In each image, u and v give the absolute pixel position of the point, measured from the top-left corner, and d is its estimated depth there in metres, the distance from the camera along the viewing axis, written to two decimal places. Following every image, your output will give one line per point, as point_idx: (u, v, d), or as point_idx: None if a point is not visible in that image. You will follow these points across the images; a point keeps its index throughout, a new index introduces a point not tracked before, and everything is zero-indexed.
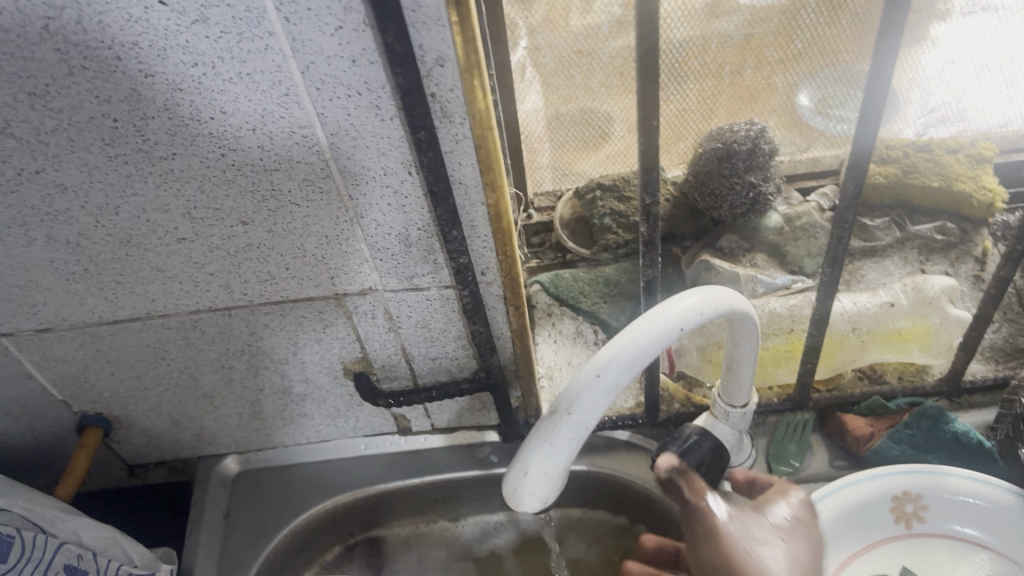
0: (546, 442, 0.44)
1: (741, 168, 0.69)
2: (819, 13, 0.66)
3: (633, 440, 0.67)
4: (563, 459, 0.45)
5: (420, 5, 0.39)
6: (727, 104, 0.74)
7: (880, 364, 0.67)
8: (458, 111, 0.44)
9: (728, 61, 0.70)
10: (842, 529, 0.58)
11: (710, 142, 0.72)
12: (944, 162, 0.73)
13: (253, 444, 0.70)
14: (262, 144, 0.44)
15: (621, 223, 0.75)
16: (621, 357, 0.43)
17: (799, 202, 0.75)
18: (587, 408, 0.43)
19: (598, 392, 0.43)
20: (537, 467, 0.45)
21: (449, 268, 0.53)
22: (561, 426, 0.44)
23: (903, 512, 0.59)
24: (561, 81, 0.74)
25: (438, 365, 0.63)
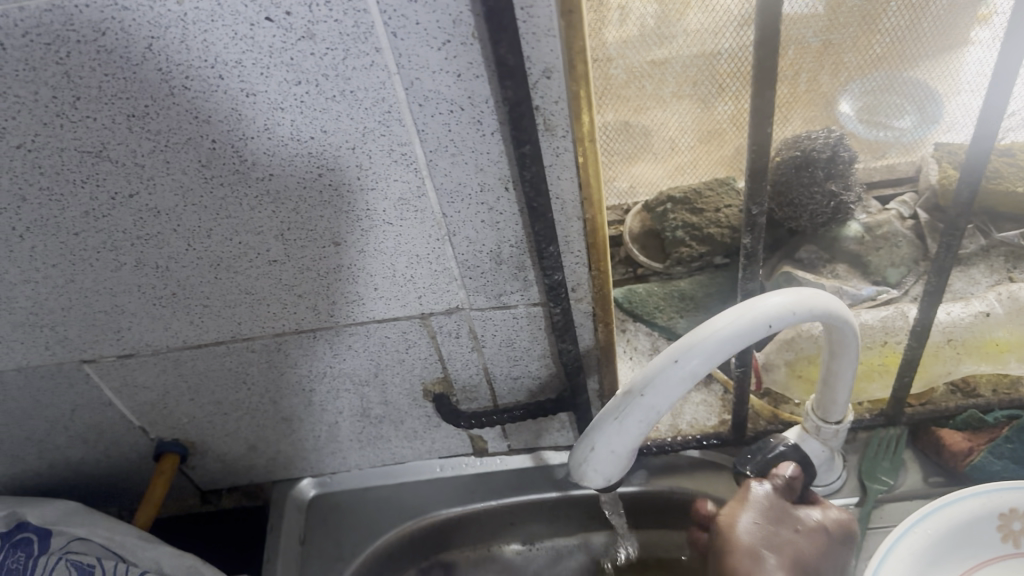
0: (615, 422, 0.44)
1: (821, 176, 0.68)
2: (901, 16, 0.63)
3: (710, 459, 0.65)
4: (632, 439, 0.44)
5: (532, 15, 0.37)
6: (803, 112, 0.71)
7: (974, 376, 0.65)
8: (561, 124, 0.42)
9: (805, 68, 0.66)
10: (947, 550, 0.56)
11: (787, 150, 0.70)
12: None
13: (327, 467, 0.69)
14: (360, 163, 0.44)
15: (695, 236, 0.73)
16: (705, 344, 0.41)
17: (878, 210, 0.73)
18: (662, 391, 0.42)
19: (673, 379, 0.42)
20: (603, 443, 0.45)
21: (539, 285, 0.52)
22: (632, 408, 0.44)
23: (1009, 530, 0.57)
24: (631, 93, 0.70)
25: (520, 385, 0.61)
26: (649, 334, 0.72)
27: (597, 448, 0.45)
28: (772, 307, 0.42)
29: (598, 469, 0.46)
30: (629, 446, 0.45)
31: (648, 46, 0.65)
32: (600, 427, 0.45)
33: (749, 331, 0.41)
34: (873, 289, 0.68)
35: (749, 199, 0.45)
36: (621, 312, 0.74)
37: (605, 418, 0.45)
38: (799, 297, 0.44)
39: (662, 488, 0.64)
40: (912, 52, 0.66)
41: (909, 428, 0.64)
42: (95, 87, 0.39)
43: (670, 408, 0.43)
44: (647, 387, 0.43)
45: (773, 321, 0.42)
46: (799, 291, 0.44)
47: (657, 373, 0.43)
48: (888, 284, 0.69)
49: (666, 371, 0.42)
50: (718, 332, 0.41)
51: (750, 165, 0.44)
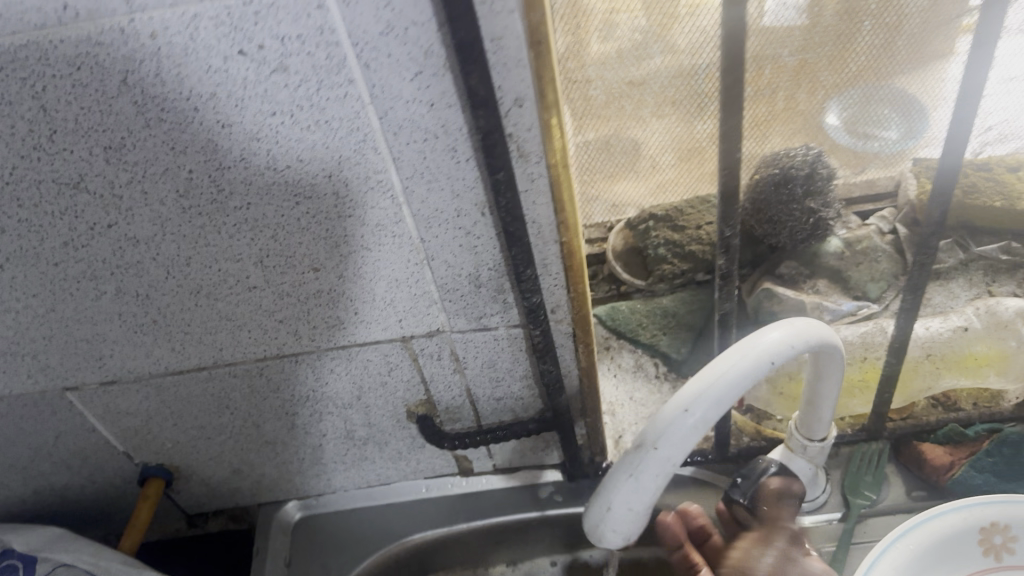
0: (631, 477, 0.42)
1: (799, 194, 0.69)
2: (875, 36, 0.62)
3: (700, 476, 0.65)
4: (649, 495, 0.43)
5: (501, 46, 0.38)
6: (782, 130, 0.68)
7: (954, 391, 0.65)
8: (534, 150, 0.43)
9: (782, 86, 0.65)
10: (929, 565, 0.56)
11: (765, 167, 0.70)
12: (1005, 180, 0.70)
13: (312, 490, 0.69)
14: (337, 191, 0.44)
15: (677, 254, 0.74)
16: (710, 392, 0.40)
17: (858, 225, 0.74)
18: (674, 445, 0.41)
19: (684, 429, 0.40)
20: (622, 499, 0.43)
21: (519, 307, 0.52)
22: (647, 462, 0.42)
23: (992, 541, 0.57)
24: (610, 113, 0.70)
25: (503, 405, 0.61)
26: (633, 351, 0.73)
27: (612, 510, 0.43)
28: (772, 344, 0.41)
29: (617, 529, 0.44)
30: (646, 502, 0.43)
31: (626, 68, 0.66)
32: (612, 486, 0.43)
33: (753, 376, 0.40)
34: (853, 302, 0.69)
35: (722, 222, 0.46)
36: (604, 328, 0.74)
37: (617, 475, 0.43)
38: (796, 330, 0.42)
39: (645, 506, 0.64)
40: (889, 69, 0.65)
41: (891, 442, 0.65)
42: (72, 120, 0.39)
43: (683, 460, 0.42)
44: (658, 441, 0.41)
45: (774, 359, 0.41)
46: (794, 324, 0.43)
47: (666, 425, 0.41)
48: (869, 300, 0.70)
49: (677, 424, 0.40)
50: (721, 376, 0.40)
51: (723, 188, 0.44)
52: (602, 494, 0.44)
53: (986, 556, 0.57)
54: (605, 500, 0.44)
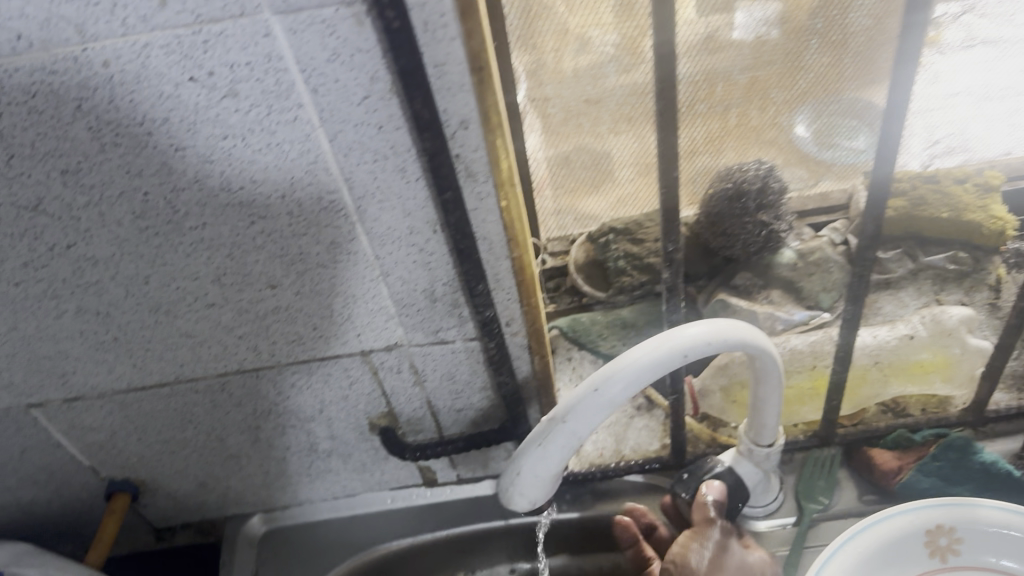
0: (540, 446, 0.47)
1: (752, 208, 0.72)
2: (821, 54, 0.64)
3: (653, 483, 0.67)
4: (555, 463, 0.47)
5: (444, 72, 0.39)
6: (735, 143, 0.70)
7: (902, 397, 0.67)
8: (481, 170, 0.44)
9: (734, 101, 0.66)
10: (878, 566, 0.58)
11: (719, 181, 0.73)
12: (952, 193, 0.73)
13: (278, 502, 0.70)
14: (290, 211, 0.45)
15: (637, 266, 0.76)
16: (622, 374, 0.44)
17: (811, 236, 0.77)
18: (582, 418, 0.45)
19: (593, 407, 0.44)
20: (531, 466, 0.47)
21: (474, 321, 0.54)
22: (556, 433, 0.46)
23: (938, 543, 0.59)
24: (570, 130, 0.72)
25: (464, 416, 0.63)
26: (594, 361, 0.74)
27: (522, 473, 0.48)
28: (688, 339, 0.45)
29: (524, 491, 0.48)
30: (553, 470, 0.47)
31: (585, 87, 0.68)
32: (526, 453, 0.48)
33: (662, 363, 0.44)
34: (806, 312, 0.72)
35: (664, 236, 0.48)
36: (566, 340, 0.76)
37: (530, 443, 0.47)
38: (715, 330, 0.46)
39: (604, 514, 0.66)
40: (836, 84, 0.67)
41: (842, 449, 0.66)
42: (28, 145, 0.41)
43: (590, 434, 0.46)
44: (568, 415, 0.45)
45: (689, 352, 0.45)
46: (715, 325, 0.47)
47: (578, 401, 0.45)
48: (821, 309, 0.72)
49: (586, 401, 0.45)
50: (634, 362, 0.44)
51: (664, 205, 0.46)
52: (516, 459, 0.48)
53: (933, 557, 0.59)
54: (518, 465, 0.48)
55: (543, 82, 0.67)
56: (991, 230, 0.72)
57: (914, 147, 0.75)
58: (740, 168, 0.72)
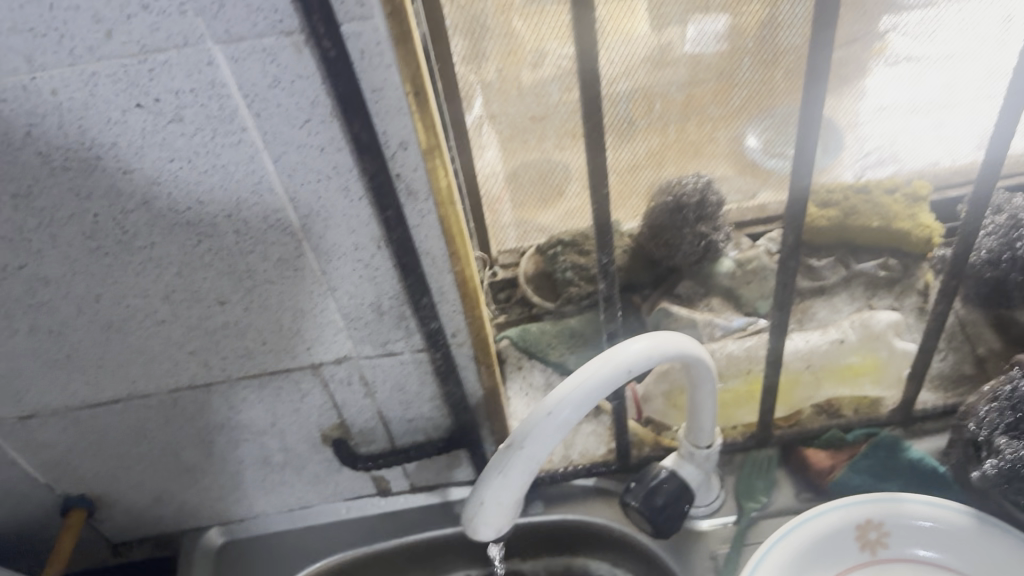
0: (500, 474, 0.47)
1: (693, 219, 0.75)
2: (753, 71, 0.66)
3: (602, 486, 0.69)
4: (516, 490, 0.47)
5: (382, 96, 0.42)
6: (675, 157, 0.74)
7: (836, 399, 0.71)
8: (421, 188, 0.46)
9: (673, 116, 0.69)
10: (812, 560, 0.61)
11: (660, 194, 0.75)
12: (883, 202, 0.77)
13: (234, 514, 0.71)
14: (237, 229, 0.47)
15: (583, 275, 0.79)
16: (574, 394, 0.46)
17: (749, 245, 0.79)
18: (541, 441, 0.46)
19: (551, 428, 0.46)
20: (492, 495, 0.47)
21: (421, 333, 0.56)
22: (515, 459, 0.46)
23: (867, 536, 0.62)
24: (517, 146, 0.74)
25: (415, 425, 0.64)
26: (544, 370, 0.77)
27: (484, 505, 0.47)
28: (631, 354, 0.48)
29: (488, 523, 0.48)
30: (513, 497, 0.47)
31: (529, 101, 0.69)
32: (484, 484, 0.47)
33: (612, 379, 0.46)
34: (743, 320, 0.74)
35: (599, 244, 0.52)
36: (517, 350, 0.78)
37: (489, 473, 0.47)
38: (653, 343, 0.49)
39: (553, 518, 0.68)
40: (769, 98, 0.68)
41: (779, 450, 0.70)
42: None
43: (548, 456, 0.47)
44: (526, 439, 0.46)
45: (633, 367, 0.48)
46: (652, 337, 0.50)
47: (533, 425, 0.46)
48: (758, 315, 0.77)
49: (542, 423, 0.46)
50: (584, 380, 0.46)
51: None
52: (475, 491, 0.48)
53: (863, 549, 0.62)
54: (477, 496, 0.48)
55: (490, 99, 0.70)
56: (918, 237, 0.76)
57: (849, 158, 0.76)
58: (678, 180, 0.75)
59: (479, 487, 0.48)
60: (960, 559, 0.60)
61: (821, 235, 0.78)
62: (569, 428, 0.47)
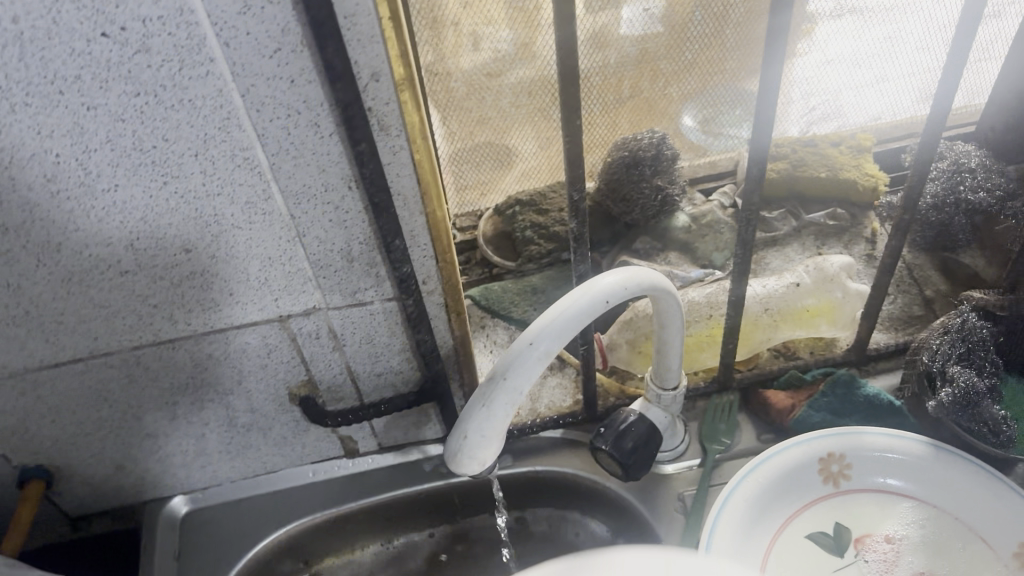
0: (482, 407, 0.46)
1: (649, 173, 0.77)
2: (705, 25, 0.75)
3: (569, 436, 0.71)
4: (499, 422, 0.47)
5: (355, 23, 0.41)
6: (628, 117, 0.83)
7: (793, 342, 0.73)
8: (394, 124, 0.46)
9: (626, 76, 0.79)
10: (778, 493, 0.63)
11: (616, 151, 0.79)
12: (828, 153, 0.80)
13: (198, 482, 0.70)
14: (204, 170, 0.46)
15: (543, 234, 0.80)
16: (553, 325, 0.46)
17: (702, 202, 0.82)
18: (523, 373, 0.46)
19: (532, 359, 0.46)
20: (475, 429, 0.47)
21: (391, 280, 0.55)
22: (497, 392, 0.46)
23: (831, 469, 0.64)
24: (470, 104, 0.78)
25: (384, 380, 0.64)
26: (507, 327, 0.75)
27: (468, 439, 0.47)
28: (606, 287, 0.49)
29: (473, 457, 0.47)
30: (497, 430, 0.47)
31: (483, 63, 0.75)
32: (467, 419, 0.47)
33: (588, 309, 0.47)
34: (701, 272, 0.76)
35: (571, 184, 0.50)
36: (479, 308, 0.77)
37: (472, 408, 0.47)
38: (626, 276, 0.50)
39: (522, 470, 0.69)
40: (718, 57, 0.79)
41: (739, 395, 0.71)
42: None
43: (530, 388, 0.47)
44: (509, 371, 0.46)
45: (608, 299, 0.48)
46: (625, 272, 0.51)
47: (514, 357, 0.46)
48: (714, 267, 0.77)
49: (524, 354, 0.46)
50: (563, 311, 0.46)
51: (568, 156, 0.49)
52: (457, 426, 0.47)
53: (827, 483, 0.64)
54: (460, 431, 0.47)
55: (441, 58, 0.73)
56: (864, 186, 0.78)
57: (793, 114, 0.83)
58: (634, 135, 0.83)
59: (461, 423, 0.48)
60: (919, 491, 0.62)
61: (775, 189, 0.81)
62: (549, 359, 0.47)
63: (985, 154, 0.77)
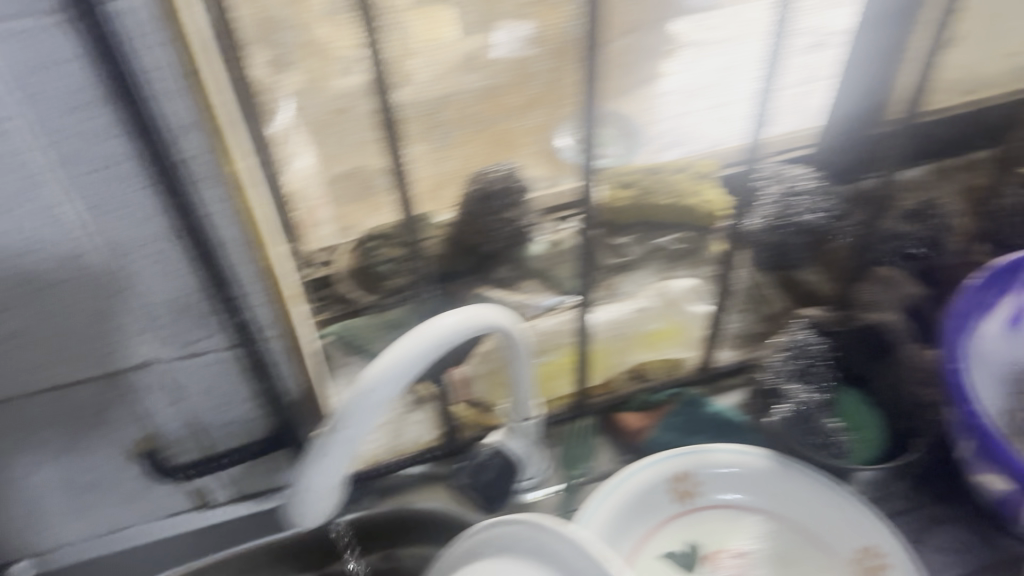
0: (320, 460, 0.47)
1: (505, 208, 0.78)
2: None
3: (432, 472, 0.71)
4: (337, 473, 0.47)
5: (155, 74, 0.40)
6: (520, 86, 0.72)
7: (644, 364, 0.76)
8: (211, 174, 0.45)
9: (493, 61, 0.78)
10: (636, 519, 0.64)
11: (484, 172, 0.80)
12: None
13: (42, 547, 0.67)
14: (9, 229, 0.45)
15: None
16: (389, 373, 0.46)
17: None
18: (359, 423, 0.46)
19: (369, 408, 0.46)
20: (314, 482, 0.47)
21: (227, 329, 0.54)
22: (334, 443, 0.46)
23: (684, 489, 0.66)
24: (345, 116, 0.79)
25: (232, 430, 0.62)
26: None
27: (308, 491, 0.47)
28: (445, 328, 0.49)
29: (314, 510, 0.48)
30: (335, 480, 0.47)
31: None
32: (306, 472, 0.47)
33: (424, 354, 0.47)
34: None
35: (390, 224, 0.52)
36: (339, 347, 0.73)
37: (310, 462, 0.47)
38: (465, 316, 0.51)
39: (384, 509, 0.69)
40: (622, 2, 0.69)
41: (599, 416, 0.75)
42: None
43: (367, 437, 0.47)
44: (344, 422, 0.46)
45: (445, 340, 0.49)
46: (463, 311, 0.51)
47: (350, 407, 0.46)
48: None
49: (359, 404, 0.46)
50: (400, 359, 0.46)
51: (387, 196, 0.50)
52: (297, 480, 0.47)
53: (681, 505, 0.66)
54: (300, 485, 0.47)
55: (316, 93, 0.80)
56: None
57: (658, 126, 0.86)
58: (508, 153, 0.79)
59: (301, 475, 0.48)
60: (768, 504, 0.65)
61: None
62: (387, 405, 0.47)
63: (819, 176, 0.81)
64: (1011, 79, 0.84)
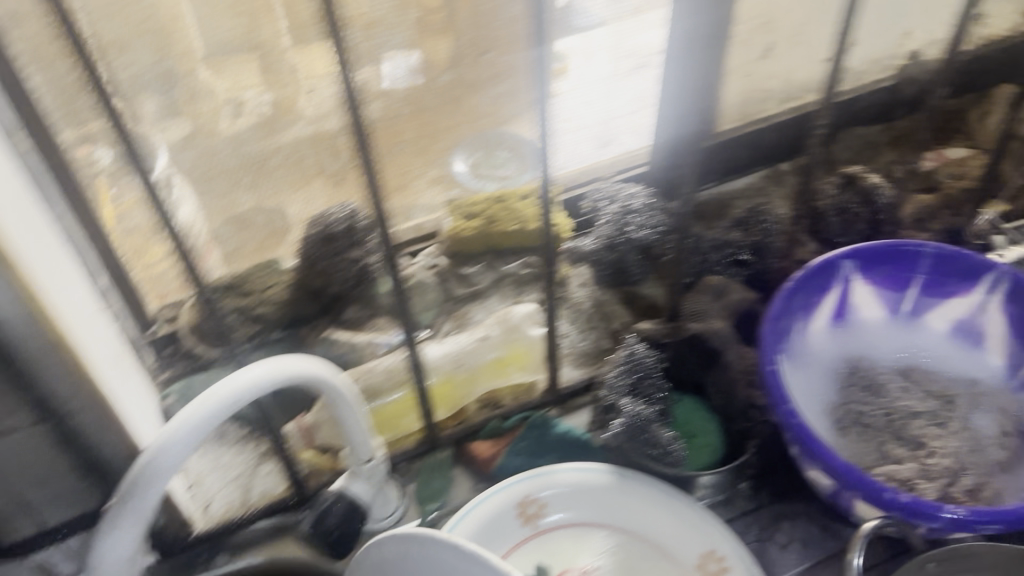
0: (112, 530, 0.47)
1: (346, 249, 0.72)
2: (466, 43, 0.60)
3: (281, 522, 0.71)
4: (131, 540, 0.47)
5: None
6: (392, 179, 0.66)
7: (495, 391, 0.76)
8: None
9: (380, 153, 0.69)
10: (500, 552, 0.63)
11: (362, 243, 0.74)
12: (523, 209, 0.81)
13: None
14: None
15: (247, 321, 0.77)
16: (177, 435, 0.47)
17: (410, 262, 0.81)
18: (148, 489, 0.46)
19: (157, 473, 0.46)
20: (109, 551, 0.47)
21: (28, 404, 0.53)
22: (124, 512, 0.47)
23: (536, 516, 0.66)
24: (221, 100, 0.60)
25: (61, 503, 0.61)
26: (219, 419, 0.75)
27: (104, 562, 0.47)
28: (243, 383, 0.49)
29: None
30: (131, 548, 0.48)
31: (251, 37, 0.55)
32: (101, 542, 0.47)
33: (216, 413, 0.48)
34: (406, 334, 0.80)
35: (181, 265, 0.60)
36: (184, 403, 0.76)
37: (101, 532, 0.47)
38: (266, 367, 0.51)
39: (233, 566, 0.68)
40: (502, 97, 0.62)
41: (452, 448, 0.75)
42: None
43: (159, 501, 0.47)
44: (133, 491, 0.46)
45: (240, 395, 0.49)
46: (266, 362, 0.52)
47: (138, 475, 0.46)
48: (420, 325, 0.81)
49: (146, 470, 0.46)
50: (188, 420, 0.47)
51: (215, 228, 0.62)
52: (92, 551, 0.48)
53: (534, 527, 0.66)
54: (96, 555, 0.48)
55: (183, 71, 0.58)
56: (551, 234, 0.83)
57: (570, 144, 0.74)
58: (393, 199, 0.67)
59: (96, 544, 0.48)
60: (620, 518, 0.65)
61: (472, 248, 0.83)
62: (179, 468, 0.48)
63: (648, 192, 0.86)
64: (815, 88, 0.90)
